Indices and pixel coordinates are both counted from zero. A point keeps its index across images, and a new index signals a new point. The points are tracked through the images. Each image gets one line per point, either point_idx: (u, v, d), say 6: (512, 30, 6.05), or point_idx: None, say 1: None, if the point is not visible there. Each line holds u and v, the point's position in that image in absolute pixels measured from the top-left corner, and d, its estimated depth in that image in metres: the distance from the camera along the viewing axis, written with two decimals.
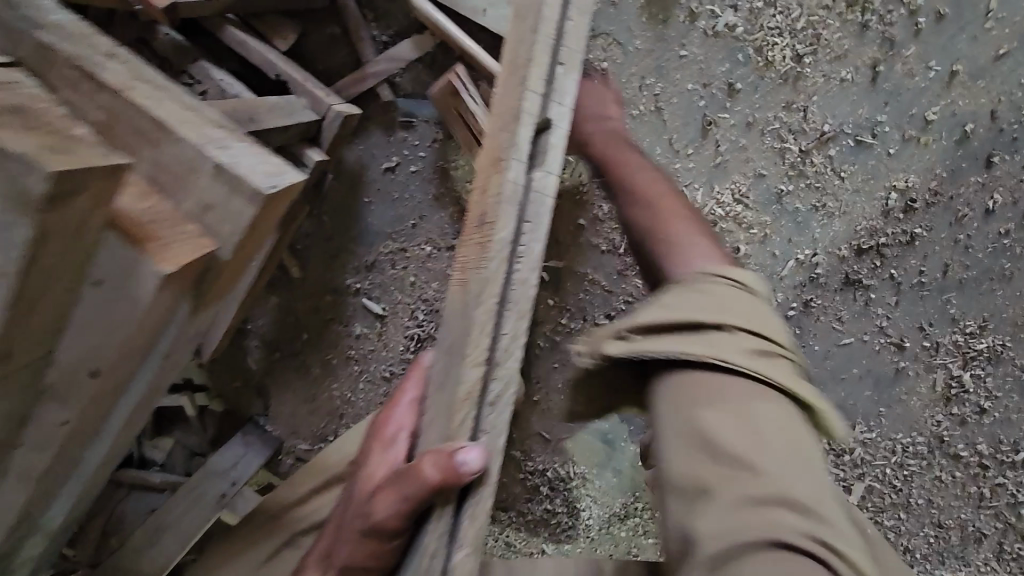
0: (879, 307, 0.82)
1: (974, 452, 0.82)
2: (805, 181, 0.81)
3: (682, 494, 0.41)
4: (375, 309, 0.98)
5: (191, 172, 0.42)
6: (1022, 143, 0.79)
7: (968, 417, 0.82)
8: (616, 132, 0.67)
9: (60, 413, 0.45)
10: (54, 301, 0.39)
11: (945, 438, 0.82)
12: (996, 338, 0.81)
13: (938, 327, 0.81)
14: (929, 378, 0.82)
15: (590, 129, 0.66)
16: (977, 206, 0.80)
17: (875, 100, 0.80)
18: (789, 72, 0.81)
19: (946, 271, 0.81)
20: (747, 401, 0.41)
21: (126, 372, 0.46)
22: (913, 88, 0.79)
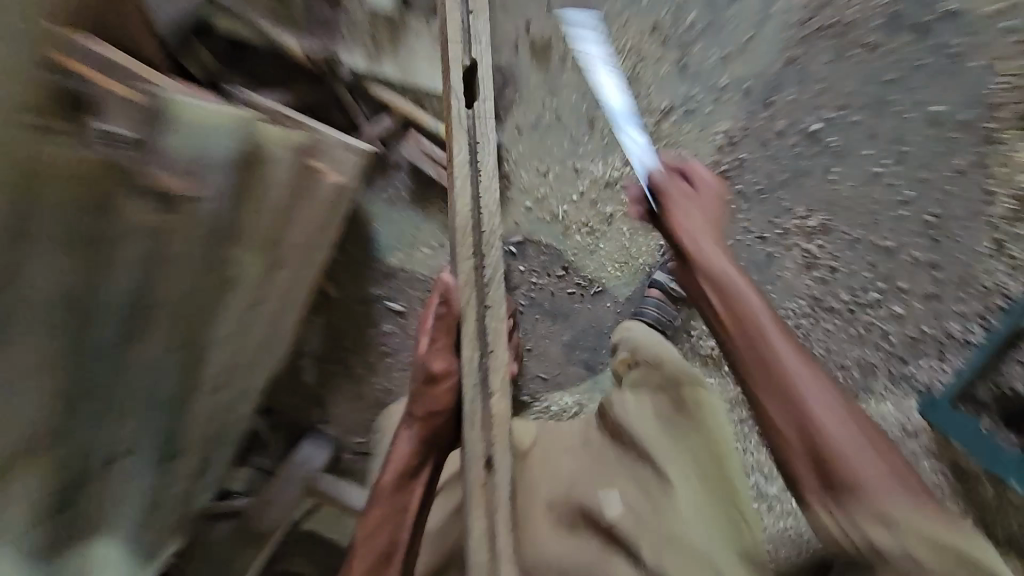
0: (738, 214, 1.21)
1: (843, 301, 1.19)
2: (662, 141, 1.22)
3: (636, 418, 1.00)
4: (396, 307, 1.31)
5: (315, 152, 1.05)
6: (790, 83, 1.17)
7: (825, 277, 1.20)
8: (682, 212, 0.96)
9: (253, 289, 1.00)
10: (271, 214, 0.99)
11: (818, 296, 1.20)
12: (826, 217, 1.19)
13: (780, 219, 1.20)
14: (791, 256, 1.21)
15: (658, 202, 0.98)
16: (775, 129, 1.18)
17: (689, 80, 1.20)
18: (632, 75, 1.21)
19: (768, 180, 1.19)
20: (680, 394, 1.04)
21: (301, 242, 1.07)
22: (709, 68, 1.20)
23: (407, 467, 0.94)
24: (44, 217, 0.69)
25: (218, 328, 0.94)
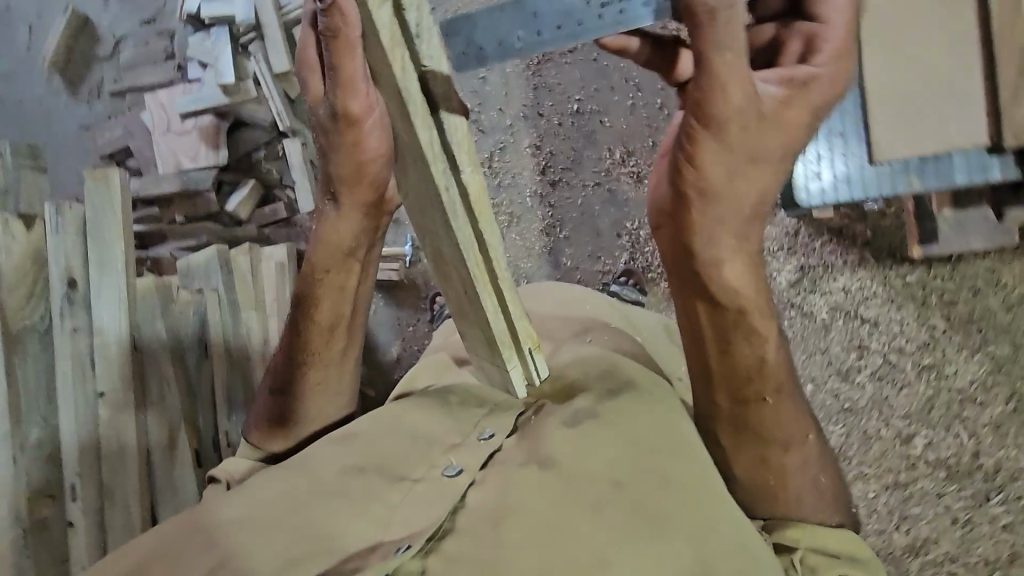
0: (563, 180, 1.66)
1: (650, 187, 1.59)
2: (496, 171, 1.71)
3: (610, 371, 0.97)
4: (381, 308, 1.78)
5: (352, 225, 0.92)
6: (541, 89, 1.67)
7: (634, 180, 1.61)
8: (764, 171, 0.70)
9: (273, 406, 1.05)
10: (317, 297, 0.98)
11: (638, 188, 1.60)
12: (614, 147, 1.62)
13: (584, 165, 1.64)
14: (609, 177, 1.63)
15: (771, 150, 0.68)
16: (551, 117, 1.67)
17: (491, 132, 1.71)
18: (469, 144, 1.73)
19: (568, 153, 1.66)
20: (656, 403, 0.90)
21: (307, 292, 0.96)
22: (496, 114, 1.71)
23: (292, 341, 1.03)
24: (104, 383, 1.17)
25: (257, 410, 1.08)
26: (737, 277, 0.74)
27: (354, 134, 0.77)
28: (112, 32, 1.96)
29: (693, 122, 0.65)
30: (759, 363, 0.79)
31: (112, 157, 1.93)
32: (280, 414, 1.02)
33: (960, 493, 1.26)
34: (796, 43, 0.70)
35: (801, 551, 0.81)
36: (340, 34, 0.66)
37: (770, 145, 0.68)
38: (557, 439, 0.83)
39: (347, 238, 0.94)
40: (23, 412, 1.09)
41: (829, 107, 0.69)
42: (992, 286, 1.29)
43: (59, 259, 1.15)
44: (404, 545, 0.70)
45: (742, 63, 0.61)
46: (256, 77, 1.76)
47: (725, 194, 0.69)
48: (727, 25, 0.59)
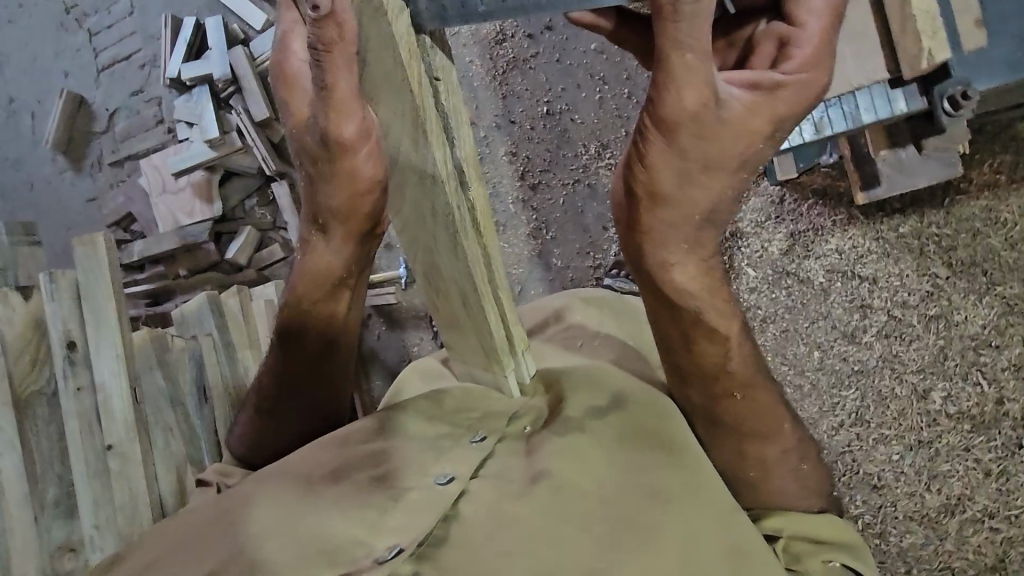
0: (543, 182, 1.67)
1: None
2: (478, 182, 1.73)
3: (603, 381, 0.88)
4: (382, 334, 1.81)
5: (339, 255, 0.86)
6: (512, 97, 1.69)
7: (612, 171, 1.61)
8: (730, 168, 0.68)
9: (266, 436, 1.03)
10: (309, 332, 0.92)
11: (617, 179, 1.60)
12: (589, 142, 1.63)
13: (561, 164, 1.65)
14: (587, 172, 1.63)
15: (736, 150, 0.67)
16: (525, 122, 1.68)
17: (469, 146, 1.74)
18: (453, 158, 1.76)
19: (545, 155, 1.67)
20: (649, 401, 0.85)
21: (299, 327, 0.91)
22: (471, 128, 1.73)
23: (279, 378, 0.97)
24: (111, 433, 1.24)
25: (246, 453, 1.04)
26: (691, 280, 0.74)
27: (349, 159, 0.73)
28: (105, 107, 2.07)
29: (649, 126, 0.64)
30: (723, 361, 0.79)
31: (117, 225, 2.02)
32: (266, 435, 1.00)
33: (988, 444, 1.24)
34: (768, 47, 0.68)
35: (785, 540, 0.82)
36: (335, 48, 0.62)
37: (729, 149, 0.66)
38: (551, 447, 0.78)
39: (335, 268, 0.88)
40: (38, 471, 1.17)
41: (791, 119, 0.68)
42: (991, 226, 1.26)
43: (57, 325, 1.24)
44: (397, 548, 0.70)
45: (703, 67, 0.60)
46: (239, 129, 1.83)
47: (677, 198, 0.68)
48: (690, 29, 0.58)
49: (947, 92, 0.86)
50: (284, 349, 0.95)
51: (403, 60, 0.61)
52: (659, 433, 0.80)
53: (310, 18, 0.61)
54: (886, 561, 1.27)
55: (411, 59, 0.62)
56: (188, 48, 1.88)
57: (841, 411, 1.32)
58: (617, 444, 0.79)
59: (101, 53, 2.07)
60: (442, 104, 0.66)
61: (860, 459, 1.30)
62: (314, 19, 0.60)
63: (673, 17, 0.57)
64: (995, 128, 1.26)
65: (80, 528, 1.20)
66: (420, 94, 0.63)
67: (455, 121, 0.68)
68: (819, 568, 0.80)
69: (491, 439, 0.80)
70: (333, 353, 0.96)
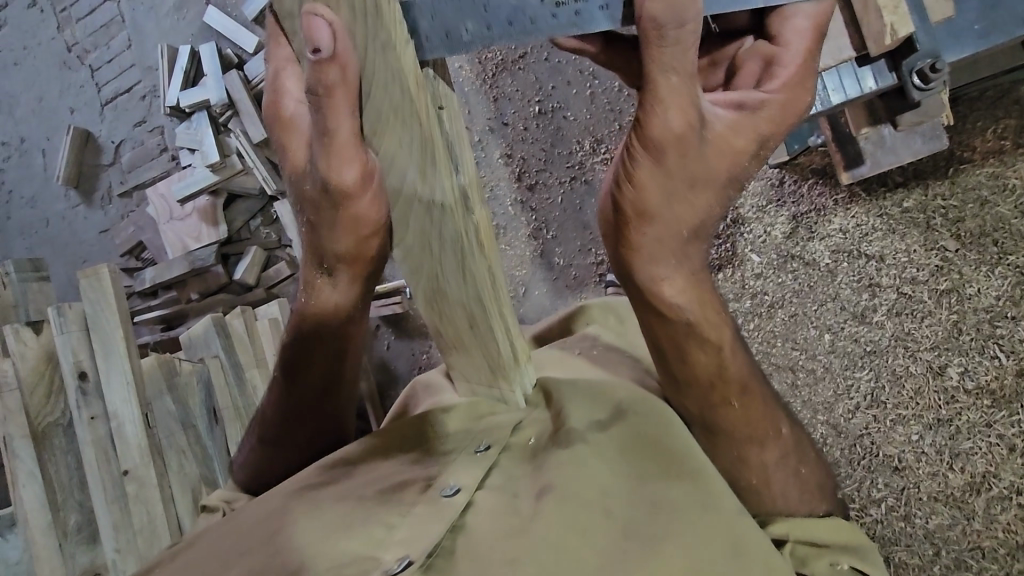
0: (542, 181, 1.66)
1: None
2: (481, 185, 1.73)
3: (612, 387, 0.88)
4: (391, 344, 1.83)
5: (341, 290, 0.84)
6: (504, 98, 1.69)
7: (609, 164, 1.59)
8: (713, 186, 0.68)
9: (260, 458, 1.02)
10: (319, 357, 0.92)
11: None
12: (583, 136, 1.62)
13: (559, 161, 1.64)
14: (585, 167, 1.62)
15: (719, 167, 0.67)
16: (518, 122, 1.68)
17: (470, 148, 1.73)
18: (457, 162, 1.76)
19: (541, 152, 1.66)
20: (653, 407, 0.84)
21: (305, 352, 0.92)
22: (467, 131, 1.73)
23: (282, 402, 0.97)
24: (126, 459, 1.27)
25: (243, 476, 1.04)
26: (679, 293, 0.72)
27: (360, 199, 0.70)
28: (111, 140, 2.13)
29: (636, 147, 0.64)
30: (718, 370, 0.77)
31: (129, 254, 2.07)
32: (271, 459, 1.00)
33: (1011, 418, 1.20)
34: (753, 67, 0.72)
35: (790, 542, 0.78)
36: (339, 88, 0.61)
37: (714, 166, 0.67)
38: (555, 461, 0.75)
39: (341, 303, 0.86)
40: (60, 498, 1.23)
41: (772, 135, 0.69)
42: (999, 193, 1.22)
43: (67, 356, 1.28)
44: (406, 560, 0.63)
45: (688, 89, 0.61)
46: (239, 152, 1.87)
47: (665, 215, 0.68)
48: (674, 54, 0.59)
49: (915, 66, 0.88)
50: (288, 376, 0.95)
51: (409, 95, 0.59)
52: (661, 442, 0.78)
53: (312, 61, 0.58)
54: (912, 544, 1.24)
55: (415, 92, 0.59)
56: (185, 75, 1.92)
57: (856, 394, 1.30)
58: (620, 458, 0.77)
59: (104, 87, 2.12)
60: (447, 135, 0.64)
61: (879, 442, 1.27)
62: (317, 62, 0.58)
63: (659, 41, 0.58)
64: (996, 93, 1.22)
65: (102, 552, 1.25)
66: (425, 130, 0.61)
67: (459, 148, 0.66)
68: (827, 571, 0.77)
69: (496, 448, 0.77)
70: (337, 377, 0.96)
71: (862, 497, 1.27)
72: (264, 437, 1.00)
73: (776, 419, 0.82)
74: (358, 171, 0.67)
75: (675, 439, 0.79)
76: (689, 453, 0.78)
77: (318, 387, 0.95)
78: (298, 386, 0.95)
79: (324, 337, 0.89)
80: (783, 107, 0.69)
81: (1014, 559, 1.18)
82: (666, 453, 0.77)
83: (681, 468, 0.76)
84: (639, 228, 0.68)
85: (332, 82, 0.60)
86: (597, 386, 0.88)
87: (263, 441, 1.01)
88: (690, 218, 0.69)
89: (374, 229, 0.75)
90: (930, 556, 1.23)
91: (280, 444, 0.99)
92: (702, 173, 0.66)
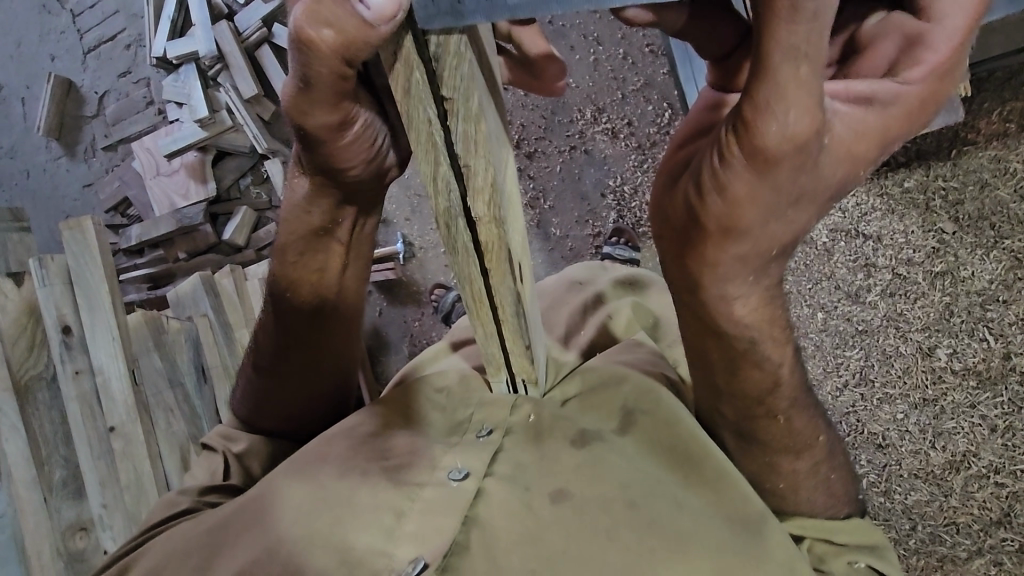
0: (543, 148, 1.62)
1: (630, 132, 1.56)
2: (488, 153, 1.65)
3: (622, 363, 0.90)
4: (388, 313, 1.80)
5: (365, 226, 0.85)
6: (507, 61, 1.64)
7: (613, 129, 1.57)
8: (802, 211, 0.53)
9: (260, 423, 1.01)
10: (338, 317, 0.92)
11: (619, 132, 1.56)
12: (583, 103, 1.59)
13: (559, 127, 1.61)
14: (588, 133, 1.59)
15: (807, 189, 0.51)
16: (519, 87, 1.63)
17: None
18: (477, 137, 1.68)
19: (543, 117, 1.62)
20: (656, 388, 0.83)
21: (327, 310, 0.90)
22: None
23: (284, 359, 0.94)
24: (113, 419, 1.26)
25: (232, 431, 1.03)
26: (750, 313, 0.61)
27: (347, 134, 0.64)
28: (95, 90, 2.04)
29: (736, 151, 0.48)
30: (771, 387, 0.70)
31: (115, 210, 2.01)
32: (267, 395, 0.98)
33: (994, 400, 1.23)
34: (888, 45, 0.54)
35: (809, 540, 0.80)
36: (348, 38, 0.52)
37: (825, 176, 0.51)
38: (567, 458, 0.75)
39: (319, 215, 0.80)
40: (44, 453, 1.21)
41: (900, 139, 0.54)
42: (1000, 176, 1.22)
43: (50, 310, 1.25)
44: (422, 563, 0.68)
45: (817, 82, 0.45)
46: (229, 107, 1.81)
47: (756, 233, 0.53)
48: (808, 35, 0.43)
49: None
50: (277, 311, 0.90)
51: (407, 86, 0.52)
52: (684, 449, 0.77)
53: (355, 13, 0.50)
54: (889, 519, 1.27)
55: (418, 83, 0.51)
56: (172, 24, 1.84)
57: (845, 371, 1.31)
58: (634, 452, 0.77)
59: (86, 34, 2.03)
60: (451, 138, 0.54)
61: (865, 420, 1.29)
62: (359, 18, 0.50)
63: (790, 17, 0.43)
64: (1006, 73, 1.22)
65: (88, 507, 1.24)
66: (416, 122, 0.53)
67: (465, 151, 0.54)
68: (845, 570, 0.78)
69: (498, 432, 0.78)
70: (350, 338, 0.96)
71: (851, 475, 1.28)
72: (261, 394, 0.98)
73: (818, 428, 0.77)
74: (340, 109, 0.60)
75: (678, 424, 0.78)
76: (698, 438, 0.77)
77: (331, 344, 0.94)
78: (311, 344, 0.93)
79: (339, 284, 0.89)
80: (923, 100, 0.52)
81: (987, 535, 1.21)
82: (668, 436, 0.78)
83: (690, 457, 0.77)
84: (712, 252, 0.54)
85: (336, 35, 0.52)
86: (607, 362, 0.91)
87: (263, 401, 0.98)
88: (773, 241, 0.55)
89: (354, 166, 0.69)
90: (907, 530, 1.25)
91: (281, 403, 0.98)
92: (776, 205, 0.51)
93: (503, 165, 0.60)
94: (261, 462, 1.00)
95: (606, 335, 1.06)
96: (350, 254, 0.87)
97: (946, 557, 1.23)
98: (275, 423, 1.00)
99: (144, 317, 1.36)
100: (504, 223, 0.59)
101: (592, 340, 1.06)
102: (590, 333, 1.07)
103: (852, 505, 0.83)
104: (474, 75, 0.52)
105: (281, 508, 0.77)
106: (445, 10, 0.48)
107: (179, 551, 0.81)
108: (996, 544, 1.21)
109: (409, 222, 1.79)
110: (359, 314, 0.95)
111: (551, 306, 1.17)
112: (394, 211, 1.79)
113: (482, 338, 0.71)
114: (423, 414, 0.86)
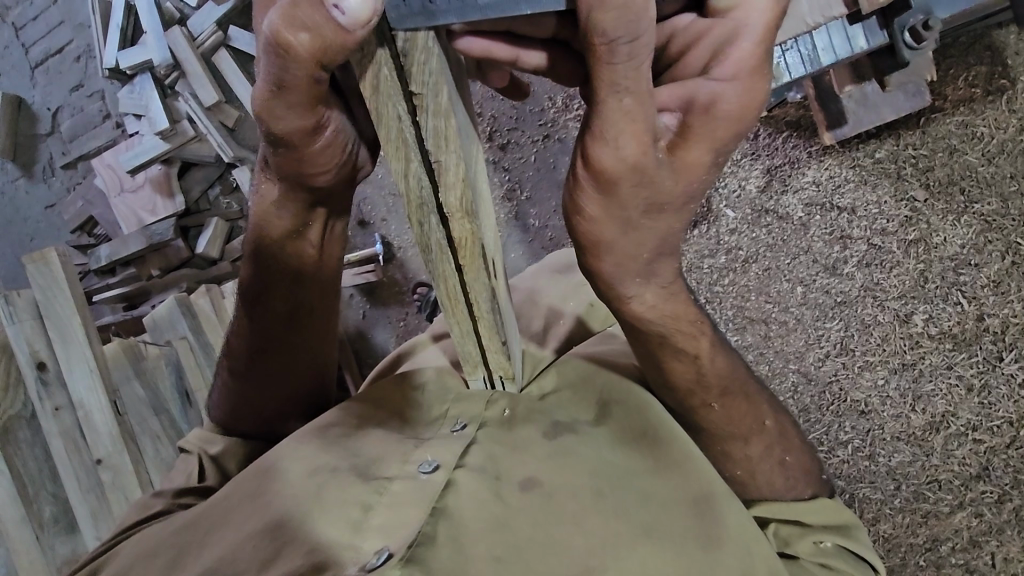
0: (516, 140, 1.61)
1: None
2: None
3: (599, 351, 0.94)
4: (375, 316, 1.79)
5: (338, 232, 0.85)
6: None
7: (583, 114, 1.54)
8: (666, 215, 0.60)
9: (242, 431, 1.01)
10: (313, 321, 0.92)
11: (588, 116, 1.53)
12: (553, 89, 1.57)
13: (530, 116, 1.59)
14: (559, 122, 1.57)
15: (665, 197, 0.58)
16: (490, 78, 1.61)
17: None
18: None
19: (513, 107, 1.60)
20: (627, 384, 0.84)
21: (304, 316, 0.91)
22: None
23: (260, 362, 0.93)
24: (96, 447, 1.24)
25: (209, 437, 1.01)
26: (649, 308, 0.69)
27: (317, 139, 0.63)
28: (47, 106, 1.96)
29: (583, 176, 0.56)
30: (696, 376, 0.78)
31: (81, 230, 1.95)
32: (245, 400, 0.97)
33: (970, 360, 1.26)
34: (703, 48, 0.59)
35: (774, 523, 0.83)
36: (326, 43, 0.49)
37: (674, 188, 0.58)
38: (537, 448, 0.76)
39: (289, 219, 0.78)
40: (30, 491, 1.20)
41: (740, 135, 0.58)
42: (968, 141, 1.25)
43: (22, 347, 1.23)
44: (386, 554, 0.65)
45: (643, 113, 0.52)
46: (189, 117, 1.76)
47: (622, 242, 0.60)
48: (625, 73, 0.49)
49: (907, 23, 1.01)
50: (252, 315, 0.90)
51: (376, 82, 0.50)
52: (649, 436, 0.80)
53: (331, 17, 0.47)
54: (874, 481, 1.30)
55: (387, 79, 0.50)
56: (122, 33, 1.78)
57: (826, 343, 1.33)
58: (610, 446, 0.79)
59: (32, 48, 1.95)
60: (422, 133, 0.52)
61: (847, 387, 1.32)
62: (335, 23, 0.47)
63: (608, 57, 0.49)
64: (970, 38, 1.24)
65: (83, 541, 1.23)
66: (386, 120, 0.52)
67: (437, 147, 0.53)
68: (811, 550, 0.80)
69: (472, 425, 0.79)
70: (324, 339, 0.96)
71: (830, 440, 1.33)
72: (238, 403, 0.98)
73: (759, 415, 0.83)
74: (312, 112, 0.59)
75: (649, 413, 0.81)
76: (666, 424, 0.80)
77: (310, 345, 0.94)
78: (291, 343, 0.92)
79: (314, 288, 0.89)
80: (747, 92, 0.56)
81: (967, 489, 1.26)
82: (637, 428, 0.80)
83: (657, 447, 0.79)
84: (595, 257, 0.62)
85: (313, 39, 0.50)
86: (586, 350, 0.95)
87: (243, 409, 0.98)
88: (647, 244, 0.62)
89: (324, 165, 0.68)
90: (892, 491, 1.29)
91: (259, 409, 0.98)
92: (637, 210, 0.58)
93: (473, 159, 0.59)
94: (237, 462, 0.99)
95: (583, 328, 1.07)
96: (323, 261, 0.86)
97: (930, 513, 1.27)
98: (252, 427, 1.00)
99: (124, 343, 1.36)
100: (478, 219, 0.58)
101: (569, 332, 1.07)
102: (568, 325, 1.08)
103: (819, 486, 0.87)
104: (443, 69, 0.51)
105: (255, 506, 0.77)
106: (416, 10, 0.47)
107: (147, 553, 0.81)
108: (976, 496, 1.25)
109: (384, 221, 1.76)
110: (335, 316, 0.96)
111: (528, 298, 1.17)
112: (369, 212, 1.77)
113: (460, 335, 0.71)
114: (406, 415, 0.86)
